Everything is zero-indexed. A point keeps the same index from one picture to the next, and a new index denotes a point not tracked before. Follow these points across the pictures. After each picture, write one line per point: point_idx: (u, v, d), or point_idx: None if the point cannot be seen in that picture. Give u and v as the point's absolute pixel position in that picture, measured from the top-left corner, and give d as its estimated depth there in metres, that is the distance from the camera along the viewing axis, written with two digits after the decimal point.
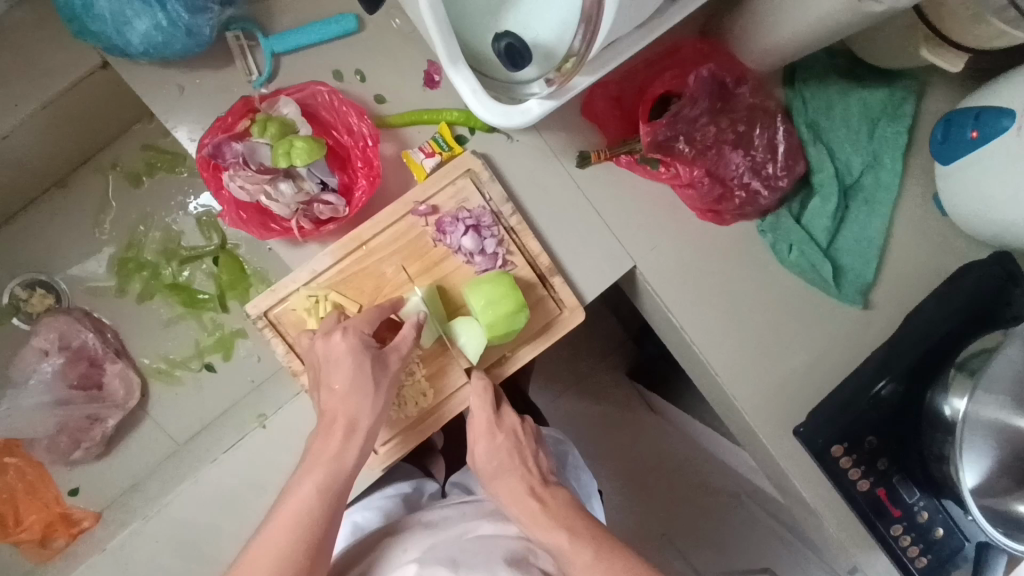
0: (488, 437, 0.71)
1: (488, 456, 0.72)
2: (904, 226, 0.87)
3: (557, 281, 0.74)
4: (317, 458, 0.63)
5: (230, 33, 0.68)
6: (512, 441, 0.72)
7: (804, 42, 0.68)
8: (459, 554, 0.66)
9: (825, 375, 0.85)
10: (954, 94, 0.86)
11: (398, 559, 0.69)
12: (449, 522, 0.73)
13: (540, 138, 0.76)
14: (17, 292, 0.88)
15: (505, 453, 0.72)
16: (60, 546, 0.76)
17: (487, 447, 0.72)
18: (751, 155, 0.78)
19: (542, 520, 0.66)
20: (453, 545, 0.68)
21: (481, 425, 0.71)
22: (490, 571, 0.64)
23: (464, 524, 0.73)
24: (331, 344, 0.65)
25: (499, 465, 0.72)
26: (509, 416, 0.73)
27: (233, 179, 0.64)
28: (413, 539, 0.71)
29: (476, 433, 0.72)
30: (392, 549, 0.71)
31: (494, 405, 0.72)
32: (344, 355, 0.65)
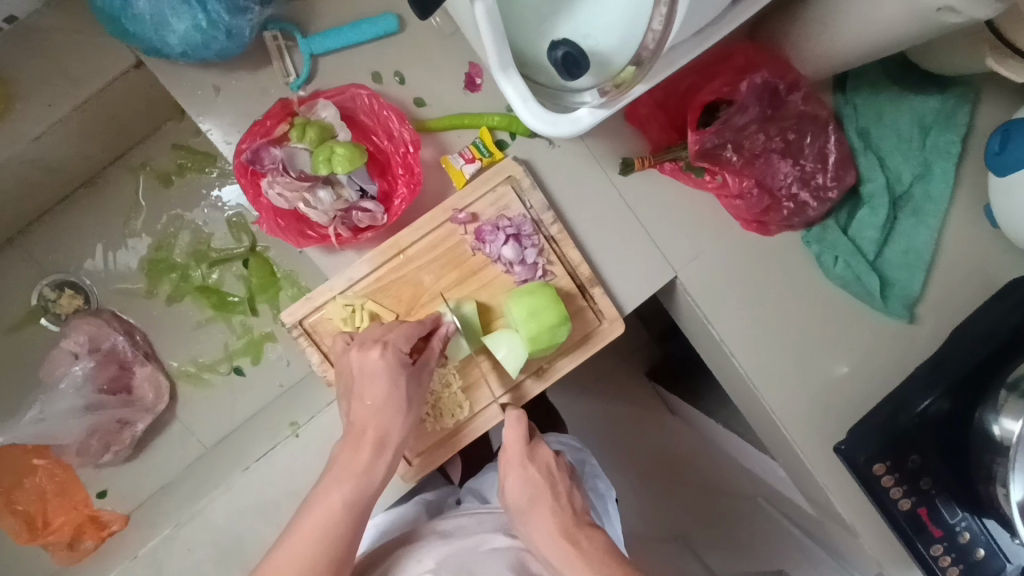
0: (520, 469, 0.68)
1: (521, 488, 0.67)
2: (953, 239, 0.84)
3: (597, 292, 0.72)
4: (345, 470, 0.61)
5: (268, 33, 0.66)
6: (547, 474, 0.68)
7: (864, 50, 0.64)
8: (474, 564, 0.63)
9: (867, 390, 0.83)
10: (1011, 101, 0.83)
11: (412, 570, 0.66)
12: (465, 532, 0.70)
13: (583, 145, 0.74)
14: (46, 292, 0.87)
15: (538, 487, 0.67)
16: (89, 548, 0.76)
17: (520, 478, 0.67)
18: (801, 164, 0.75)
19: (575, 563, 0.62)
20: (467, 557, 0.65)
21: (512, 456, 0.68)
22: None
23: (482, 536, 0.69)
24: (367, 361, 0.63)
25: (532, 499, 0.66)
26: (543, 448, 0.70)
27: (271, 187, 0.62)
28: (429, 550, 0.67)
29: (509, 462, 0.68)
30: (407, 559, 0.68)
31: (524, 437, 0.69)
32: (380, 375, 0.62)
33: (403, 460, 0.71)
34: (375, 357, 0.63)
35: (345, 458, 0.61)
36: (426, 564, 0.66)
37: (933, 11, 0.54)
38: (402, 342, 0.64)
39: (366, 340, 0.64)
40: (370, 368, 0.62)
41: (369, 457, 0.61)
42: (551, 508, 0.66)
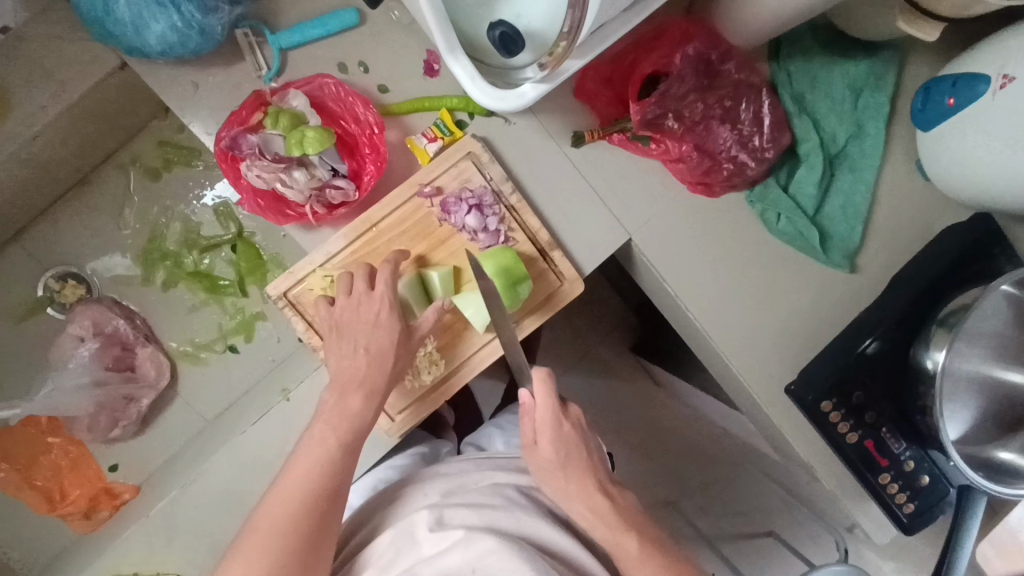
0: (556, 429, 0.73)
1: (556, 447, 0.73)
2: (888, 193, 0.91)
3: (556, 255, 0.79)
4: (338, 416, 0.69)
5: (240, 31, 0.72)
6: (579, 433, 0.75)
7: (786, 16, 0.70)
8: (479, 497, 0.71)
9: (815, 336, 0.90)
10: (934, 62, 0.89)
11: (417, 501, 0.74)
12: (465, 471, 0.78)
13: (536, 120, 0.80)
14: (50, 283, 0.93)
15: (571, 445, 0.74)
16: (105, 517, 0.83)
17: (554, 437, 0.73)
18: (738, 128, 0.81)
19: (610, 517, 0.71)
20: (472, 491, 0.73)
21: (549, 419, 0.73)
22: (512, 512, 0.70)
23: (478, 473, 0.78)
24: (362, 312, 0.71)
25: (567, 456, 0.74)
26: (574, 408, 0.76)
27: (250, 169, 0.68)
28: (432, 486, 0.75)
29: (545, 423, 0.73)
30: (412, 493, 0.76)
31: (557, 397, 0.74)
32: (371, 326, 0.71)
33: (387, 417, 0.78)
34: (368, 308, 0.71)
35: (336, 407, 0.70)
36: (431, 496, 0.74)
37: None
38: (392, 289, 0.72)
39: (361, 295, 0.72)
40: (363, 319, 0.71)
41: (358, 403, 0.70)
42: (582, 466, 0.74)
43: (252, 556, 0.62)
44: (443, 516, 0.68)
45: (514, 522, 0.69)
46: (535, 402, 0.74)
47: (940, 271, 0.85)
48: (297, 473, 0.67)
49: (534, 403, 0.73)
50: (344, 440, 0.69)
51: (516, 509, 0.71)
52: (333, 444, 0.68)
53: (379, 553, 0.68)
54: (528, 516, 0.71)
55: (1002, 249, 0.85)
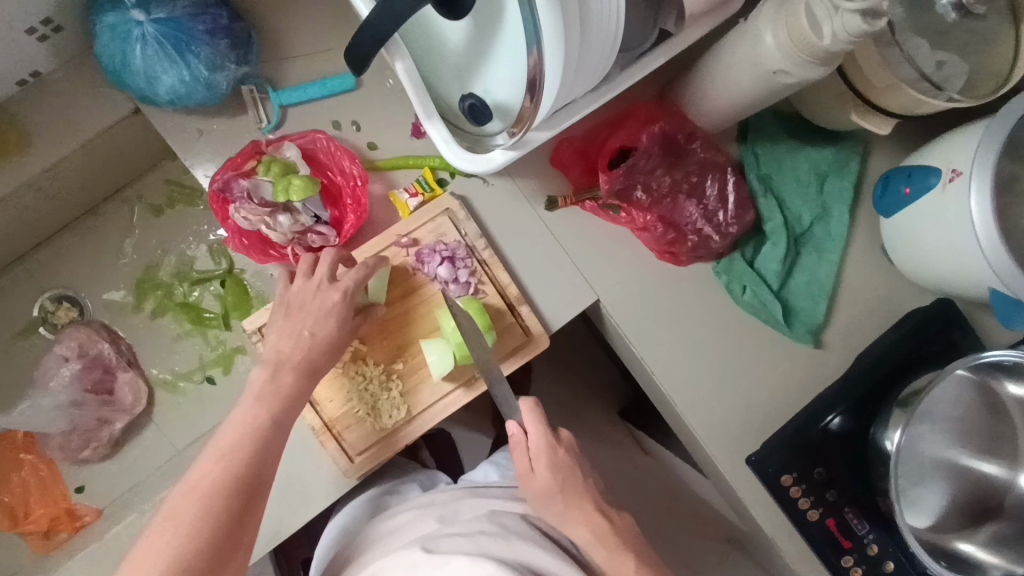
0: (551, 456, 0.75)
1: (553, 472, 0.75)
2: (854, 273, 0.94)
3: (524, 310, 0.83)
4: (276, 397, 0.69)
5: (245, 87, 0.79)
6: (573, 456, 0.77)
7: (738, 109, 0.75)
8: (480, 526, 0.72)
9: (778, 408, 0.91)
10: (896, 154, 0.95)
11: (414, 529, 0.75)
12: (465, 505, 0.79)
13: (513, 183, 0.86)
14: (47, 305, 0.98)
15: (566, 469, 0.76)
16: (63, 538, 0.86)
17: (549, 462, 0.75)
18: (703, 203, 0.86)
19: (610, 540, 0.72)
20: (473, 522, 0.73)
21: (542, 445, 0.75)
22: (510, 540, 0.70)
23: (475, 502, 0.79)
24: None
25: (563, 482, 0.75)
26: (565, 434, 0.78)
27: (238, 211, 0.74)
28: (430, 515, 0.77)
29: (539, 450, 0.76)
30: (410, 521, 0.77)
31: (548, 426, 0.77)
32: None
33: (346, 457, 0.79)
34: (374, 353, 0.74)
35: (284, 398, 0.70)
36: (427, 524, 0.75)
37: (772, 74, 0.65)
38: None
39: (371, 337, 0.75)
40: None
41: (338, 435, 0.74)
42: (585, 493, 0.75)
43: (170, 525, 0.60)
44: (434, 542, 0.69)
45: (504, 545, 0.68)
46: (527, 434, 0.77)
47: (899, 352, 0.88)
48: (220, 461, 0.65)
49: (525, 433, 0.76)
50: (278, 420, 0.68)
51: (510, 535, 0.70)
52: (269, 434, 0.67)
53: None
54: (521, 542, 0.70)
55: (961, 334, 0.89)
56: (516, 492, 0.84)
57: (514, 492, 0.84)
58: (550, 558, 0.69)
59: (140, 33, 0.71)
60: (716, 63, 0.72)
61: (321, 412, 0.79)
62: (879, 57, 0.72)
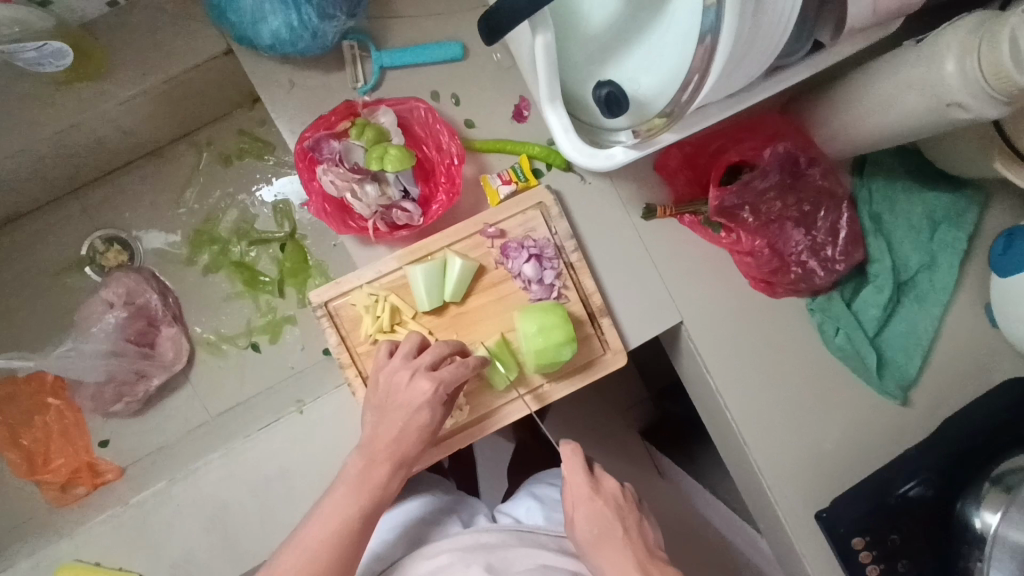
0: (587, 503, 0.70)
1: (589, 523, 0.69)
2: (954, 331, 0.87)
3: (605, 323, 0.76)
4: (363, 482, 0.64)
5: (347, 42, 0.73)
6: (615, 508, 0.71)
7: (876, 138, 0.68)
8: None
9: (855, 464, 0.84)
10: (1017, 210, 0.88)
11: None
12: (510, 551, 0.72)
13: (611, 184, 0.79)
14: (96, 244, 0.93)
15: (606, 522, 0.69)
16: (81, 494, 0.80)
17: (587, 513, 0.70)
18: (812, 235, 0.80)
19: None
20: None
21: (579, 487, 0.71)
22: None
23: (525, 552, 0.72)
24: (413, 394, 0.65)
25: (600, 534, 0.69)
26: (609, 482, 0.72)
27: (325, 174, 0.67)
28: (476, 564, 0.69)
29: (577, 496, 0.71)
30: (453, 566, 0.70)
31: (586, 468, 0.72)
32: (421, 407, 0.65)
33: None
34: (422, 387, 0.64)
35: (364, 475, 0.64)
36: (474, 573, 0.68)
37: (944, 106, 0.58)
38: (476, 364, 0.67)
39: (417, 368, 0.66)
40: (415, 400, 0.64)
41: (384, 473, 0.64)
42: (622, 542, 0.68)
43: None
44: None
45: None
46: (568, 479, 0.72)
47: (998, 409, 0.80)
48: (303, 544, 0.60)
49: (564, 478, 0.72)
50: (367, 507, 0.63)
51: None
52: (354, 522, 0.62)
53: None
54: None
55: None
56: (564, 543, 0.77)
57: (562, 542, 0.77)
58: None
59: None
60: (869, 84, 0.65)
61: None
62: None
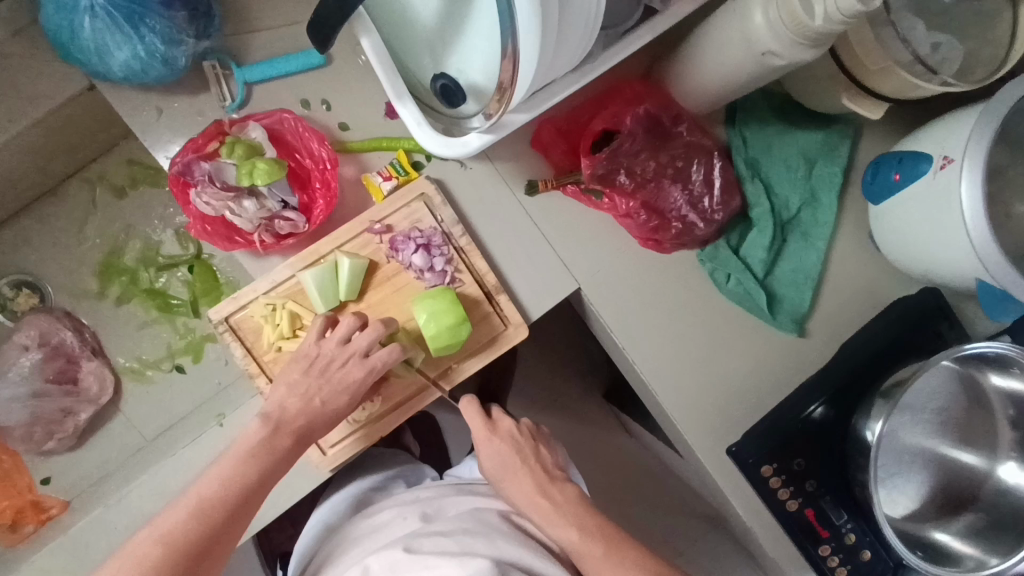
0: (528, 475, 0.72)
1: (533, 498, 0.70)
2: (841, 261, 0.92)
3: (502, 299, 0.80)
4: (261, 450, 0.68)
5: (207, 63, 0.74)
6: (511, 443, 0.75)
7: (721, 89, 0.73)
8: (461, 526, 0.67)
9: (762, 398, 0.90)
10: (884, 138, 0.92)
11: (395, 527, 0.70)
12: (446, 502, 0.74)
13: (492, 166, 0.82)
14: (4, 290, 0.94)
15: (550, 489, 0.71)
16: (29, 531, 0.81)
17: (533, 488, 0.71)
18: (688, 189, 0.83)
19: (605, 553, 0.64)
20: (456, 521, 0.68)
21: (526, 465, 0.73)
22: (491, 538, 0.64)
23: (459, 500, 0.75)
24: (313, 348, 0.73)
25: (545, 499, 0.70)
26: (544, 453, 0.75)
27: (199, 196, 0.70)
28: (413, 514, 0.72)
29: (527, 473, 0.72)
30: (391, 520, 0.72)
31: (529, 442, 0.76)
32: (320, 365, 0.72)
33: (319, 449, 0.77)
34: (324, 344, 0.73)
35: (264, 443, 0.69)
36: (409, 522, 0.70)
37: (760, 56, 0.63)
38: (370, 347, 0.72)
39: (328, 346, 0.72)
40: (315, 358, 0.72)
41: (286, 443, 0.69)
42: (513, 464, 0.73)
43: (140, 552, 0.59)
44: (417, 541, 0.64)
45: (488, 543, 0.63)
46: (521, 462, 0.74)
47: (886, 325, 0.87)
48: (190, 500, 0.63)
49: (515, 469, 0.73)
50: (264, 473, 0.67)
51: (494, 535, 0.66)
52: (244, 482, 0.66)
53: None
54: (505, 540, 0.65)
55: (948, 325, 0.87)
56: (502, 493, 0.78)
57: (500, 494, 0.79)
58: (533, 559, 0.64)
59: (89, 5, 0.66)
60: (704, 42, 0.69)
61: None
62: (875, 38, 0.70)
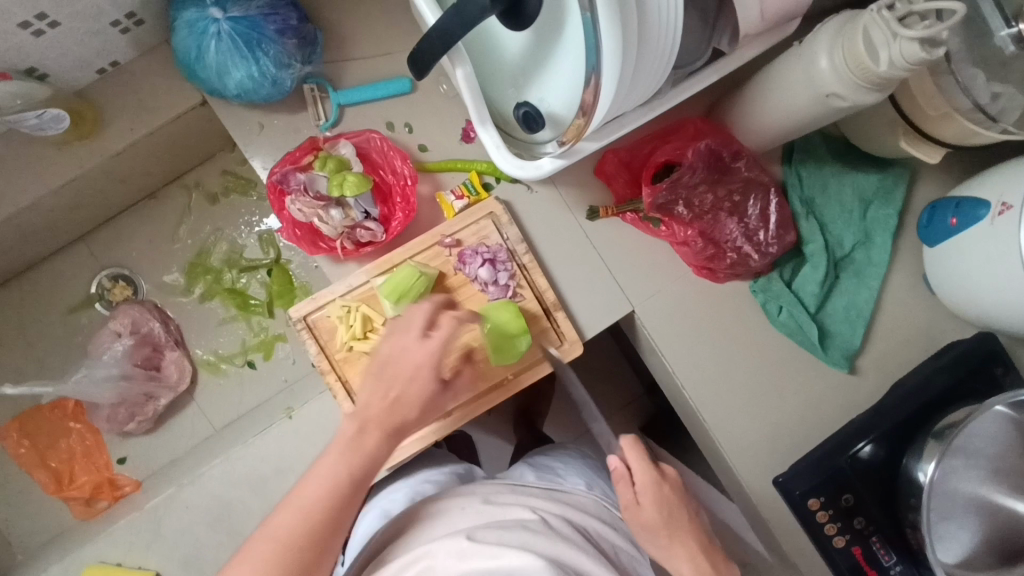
0: (655, 487, 0.75)
1: (658, 507, 0.73)
2: (894, 301, 0.93)
3: (560, 316, 0.84)
4: (353, 448, 0.64)
5: (307, 86, 0.82)
6: (677, 491, 0.76)
7: (784, 128, 0.76)
8: (524, 522, 0.67)
9: (809, 432, 0.90)
10: (941, 183, 0.94)
11: (454, 517, 0.70)
12: (504, 496, 0.74)
13: (557, 191, 0.87)
14: (104, 282, 1.03)
15: (673, 504, 0.74)
16: (104, 506, 0.92)
17: (655, 496, 0.74)
18: (745, 222, 0.86)
19: None
20: (517, 517, 0.68)
21: (649, 475, 0.75)
22: (553, 540, 0.64)
23: (515, 496, 0.74)
24: (408, 358, 0.68)
25: (668, 516, 0.73)
26: (670, 469, 0.78)
27: (294, 203, 0.77)
28: (472, 503, 0.72)
29: (645, 482, 0.75)
30: (451, 509, 0.72)
31: (652, 461, 0.77)
32: (415, 373, 0.67)
33: None
34: (418, 353, 0.68)
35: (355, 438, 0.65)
36: (471, 512, 0.70)
37: (825, 96, 0.67)
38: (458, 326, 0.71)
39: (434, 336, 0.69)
40: (410, 366, 0.67)
41: (376, 443, 0.65)
42: (652, 485, 0.75)
43: (250, 555, 0.58)
44: (480, 531, 0.65)
45: (550, 543, 0.64)
46: (630, 472, 0.77)
47: (942, 367, 0.86)
48: (298, 503, 0.61)
49: (630, 469, 0.76)
50: (357, 473, 0.63)
51: (554, 536, 0.65)
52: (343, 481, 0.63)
53: (409, 564, 0.65)
54: (566, 545, 0.65)
55: (1000, 368, 0.86)
56: (556, 496, 0.76)
57: (553, 494, 0.77)
58: (595, 568, 0.64)
59: (216, 30, 0.74)
60: (769, 82, 0.73)
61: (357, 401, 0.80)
62: (934, 85, 0.74)
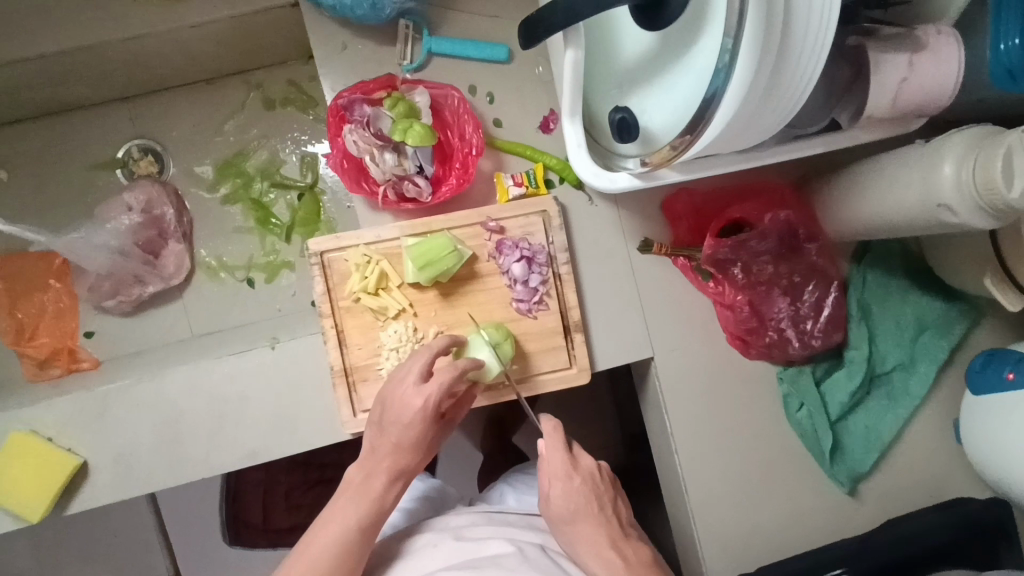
0: (564, 481, 0.66)
1: (565, 501, 0.65)
2: (917, 438, 0.88)
3: (578, 338, 0.79)
4: (360, 494, 0.66)
5: (403, 21, 0.77)
6: (590, 485, 0.67)
7: (873, 225, 0.71)
8: (497, 556, 0.61)
9: (786, 540, 0.85)
10: (1003, 335, 0.89)
11: (427, 555, 0.65)
12: (478, 526, 0.68)
13: (616, 211, 0.82)
14: (133, 151, 0.99)
15: (582, 499, 0.66)
16: (55, 375, 0.88)
17: (563, 491, 0.66)
18: (796, 305, 0.81)
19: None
20: (490, 551, 0.63)
21: (558, 467, 0.66)
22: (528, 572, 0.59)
23: (491, 527, 0.68)
24: (405, 409, 0.67)
25: (575, 511, 0.65)
26: (585, 458, 0.68)
27: (351, 133, 0.72)
28: (444, 538, 0.66)
29: (552, 473, 0.66)
30: (424, 547, 0.66)
31: (563, 446, 0.67)
32: (414, 420, 0.67)
33: (351, 410, 0.76)
34: (413, 399, 0.67)
35: (361, 486, 0.67)
36: (444, 550, 0.64)
37: (933, 207, 0.62)
38: (427, 368, 0.68)
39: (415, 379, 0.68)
40: (403, 412, 0.67)
41: (382, 483, 0.67)
42: (561, 477, 0.66)
43: None
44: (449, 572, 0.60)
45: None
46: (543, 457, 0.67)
47: (948, 522, 0.81)
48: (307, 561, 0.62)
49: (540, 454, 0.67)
50: (366, 519, 0.65)
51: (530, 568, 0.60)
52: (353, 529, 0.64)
53: None
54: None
55: (1006, 543, 0.81)
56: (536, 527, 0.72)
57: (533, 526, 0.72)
58: None
59: None
60: (879, 172, 0.68)
61: (346, 355, 0.76)
62: None
